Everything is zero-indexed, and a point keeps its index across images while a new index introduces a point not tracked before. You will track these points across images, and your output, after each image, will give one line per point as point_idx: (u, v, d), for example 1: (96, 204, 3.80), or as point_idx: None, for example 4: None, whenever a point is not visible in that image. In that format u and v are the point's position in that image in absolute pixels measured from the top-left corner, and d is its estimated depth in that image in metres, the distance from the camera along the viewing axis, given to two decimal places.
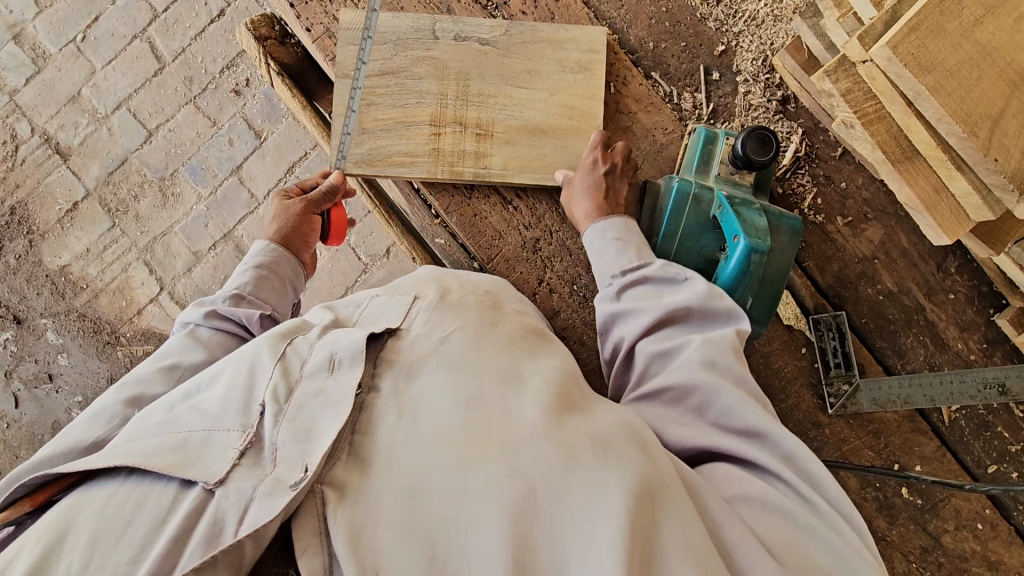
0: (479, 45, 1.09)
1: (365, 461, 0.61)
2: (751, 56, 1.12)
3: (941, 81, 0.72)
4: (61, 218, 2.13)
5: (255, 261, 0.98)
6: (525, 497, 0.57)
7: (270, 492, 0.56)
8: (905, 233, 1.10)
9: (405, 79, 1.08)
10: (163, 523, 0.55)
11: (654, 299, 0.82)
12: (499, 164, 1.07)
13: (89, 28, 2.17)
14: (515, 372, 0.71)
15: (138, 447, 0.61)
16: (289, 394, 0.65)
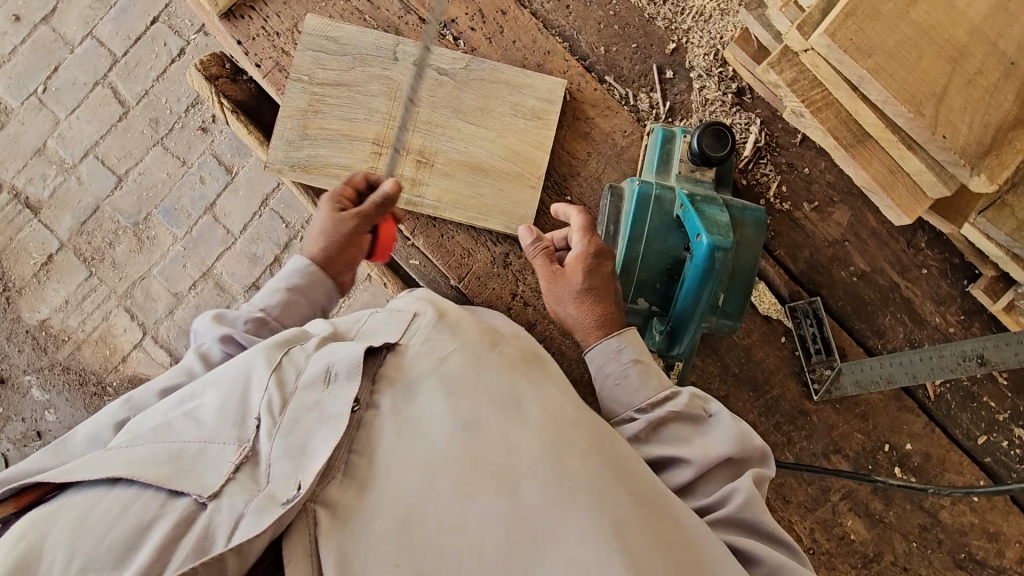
0: (437, 74, 1.08)
1: (360, 480, 0.63)
2: (702, 51, 1.12)
3: (882, 64, 0.72)
4: (37, 272, 2.10)
5: (290, 280, 0.92)
6: (520, 534, 0.59)
7: (262, 508, 0.57)
8: (872, 213, 1.11)
9: (359, 105, 1.07)
10: (149, 529, 0.55)
11: (685, 446, 0.77)
12: (433, 194, 1.07)
13: (49, 79, 2.16)
14: (515, 395, 0.72)
15: (131, 455, 0.62)
16: (284, 406, 0.67)
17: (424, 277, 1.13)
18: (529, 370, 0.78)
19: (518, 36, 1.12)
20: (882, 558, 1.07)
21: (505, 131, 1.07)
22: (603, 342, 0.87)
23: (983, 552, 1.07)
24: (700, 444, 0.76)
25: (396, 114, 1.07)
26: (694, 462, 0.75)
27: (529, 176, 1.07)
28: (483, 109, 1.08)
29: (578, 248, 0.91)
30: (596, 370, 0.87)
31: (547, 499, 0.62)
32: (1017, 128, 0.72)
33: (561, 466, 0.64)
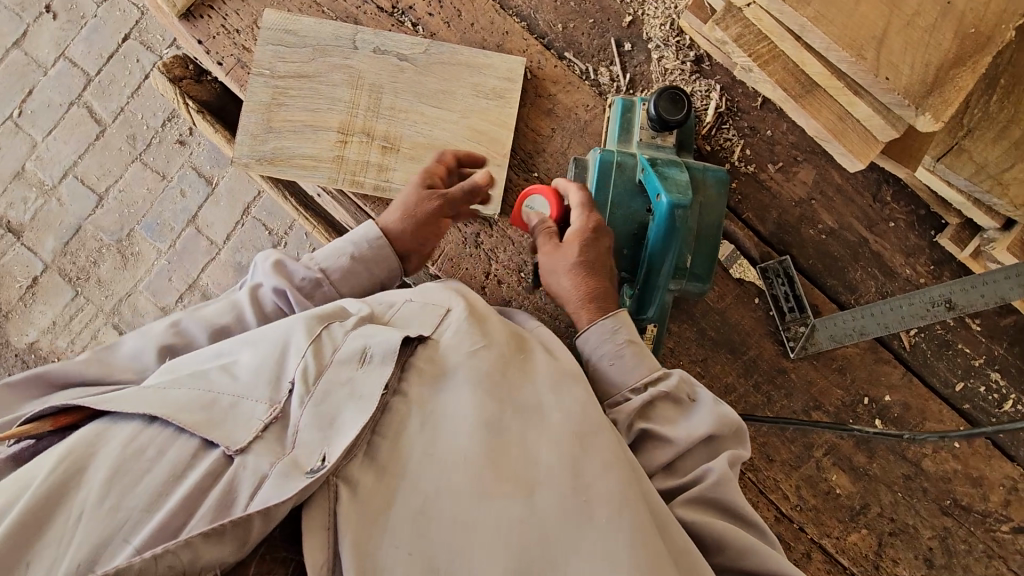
0: (397, 60, 1.09)
1: (382, 463, 0.63)
2: (659, 21, 1.13)
3: (820, 12, 0.73)
4: (24, 295, 2.10)
5: (357, 249, 0.92)
6: (532, 543, 0.59)
7: (288, 474, 0.57)
8: (836, 170, 1.12)
9: (321, 97, 1.08)
10: (181, 477, 0.56)
11: (668, 429, 0.77)
12: (400, 178, 1.07)
13: (25, 103, 2.16)
14: (541, 398, 0.70)
15: (171, 395, 0.62)
16: (319, 376, 0.66)
17: None
18: (565, 364, 0.75)
19: (475, 19, 1.13)
20: (869, 510, 1.08)
21: (469, 112, 1.08)
22: (596, 324, 0.85)
23: (968, 498, 1.08)
24: (682, 428, 0.77)
25: (358, 102, 1.08)
26: (676, 445, 0.75)
27: (495, 155, 1.08)
28: (446, 93, 1.09)
29: (577, 224, 0.88)
30: (586, 348, 0.85)
31: (563, 510, 0.61)
32: (957, 66, 0.73)
33: (581, 475, 0.63)
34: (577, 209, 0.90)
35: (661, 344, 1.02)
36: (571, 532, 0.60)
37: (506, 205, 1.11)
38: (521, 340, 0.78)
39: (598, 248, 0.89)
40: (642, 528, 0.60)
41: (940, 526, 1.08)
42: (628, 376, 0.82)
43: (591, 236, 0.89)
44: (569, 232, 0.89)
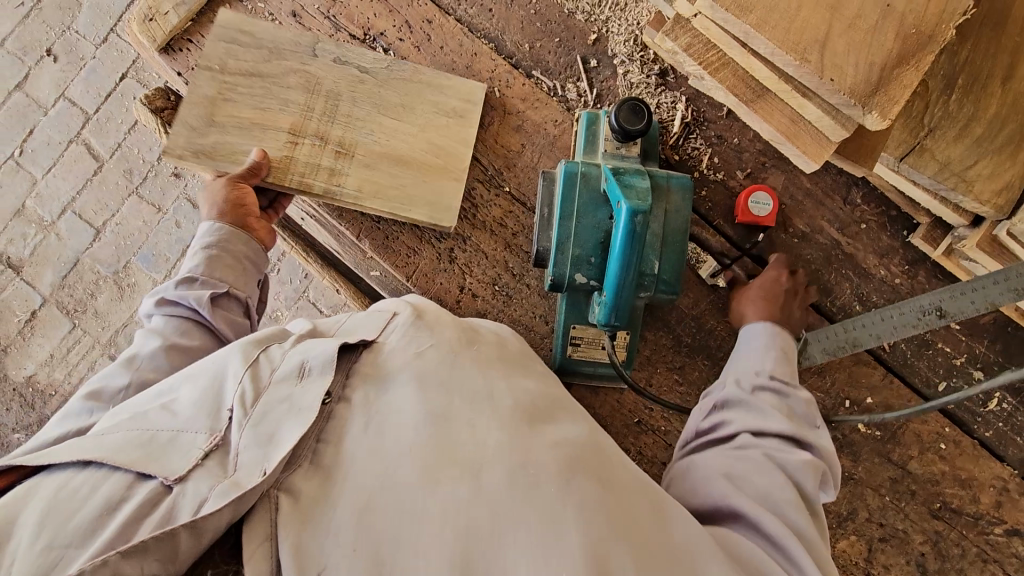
0: (357, 71, 1.11)
1: (327, 469, 0.62)
2: (622, 38, 1.15)
3: (762, 18, 0.76)
4: (22, 329, 2.12)
5: (205, 243, 0.99)
6: (482, 527, 0.57)
7: (225, 492, 0.56)
8: (804, 175, 1.13)
9: (275, 106, 1.08)
10: (114, 510, 0.55)
11: (792, 420, 0.79)
12: (352, 183, 1.07)
13: (26, 141, 2.19)
14: (487, 388, 0.71)
15: (105, 440, 0.61)
16: (258, 398, 0.66)
17: (387, 287, 1.17)
18: (502, 367, 0.76)
19: (445, 42, 1.17)
20: (857, 515, 1.07)
21: (425, 130, 1.10)
22: (761, 324, 0.96)
23: (958, 500, 1.06)
24: (803, 428, 0.78)
25: (313, 106, 1.09)
26: (789, 424, 0.77)
27: (454, 169, 1.10)
28: (411, 114, 1.11)
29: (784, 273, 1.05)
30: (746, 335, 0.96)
31: (514, 490, 0.60)
32: (901, 65, 0.75)
33: (525, 458, 0.63)
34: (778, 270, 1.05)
35: (634, 351, 1.05)
36: (525, 510, 0.59)
37: (477, 219, 1.13)
38: (470, 340, 0.79)
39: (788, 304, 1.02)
40: (591, 501, 0.61)
41: (931, 529, 1.06)
42: (767, 364, 0.90)
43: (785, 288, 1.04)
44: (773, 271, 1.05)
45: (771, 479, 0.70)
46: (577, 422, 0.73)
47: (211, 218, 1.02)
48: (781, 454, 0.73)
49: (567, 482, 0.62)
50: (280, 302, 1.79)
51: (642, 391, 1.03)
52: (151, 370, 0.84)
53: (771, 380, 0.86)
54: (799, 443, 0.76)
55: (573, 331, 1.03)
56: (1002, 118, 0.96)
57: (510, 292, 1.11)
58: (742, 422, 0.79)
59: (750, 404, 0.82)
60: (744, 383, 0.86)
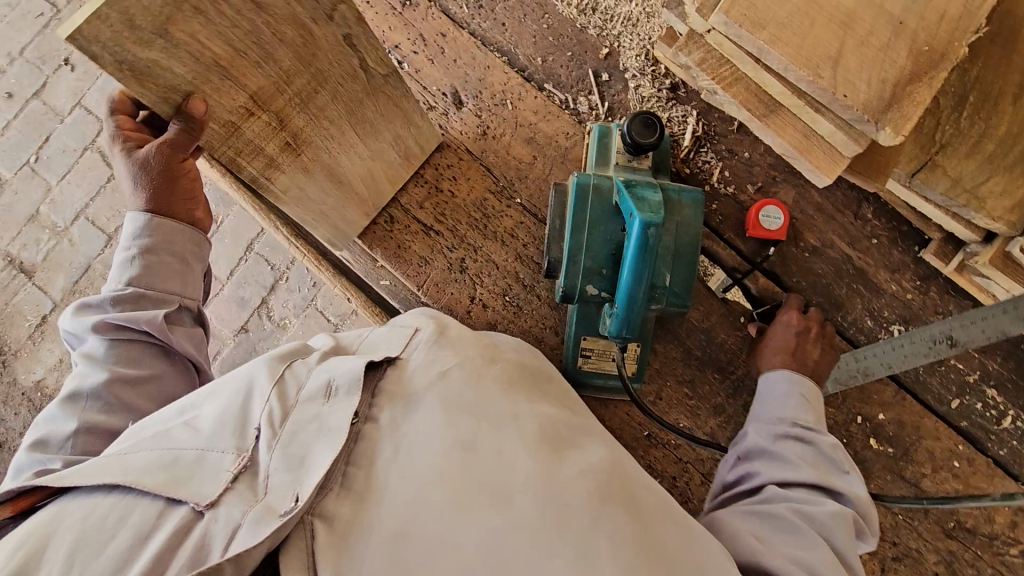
0: (360, 67, 0.82)
1: (359, 493, 0.62)
2: (634, 52, 1.16)
3: (776, 34, 0.77)
4: (31, 335, 2.09)
5: (138, 243, 0.82)
6: (515, 552, 0.57)
7: (259, 518, 0.56)
8: (815, 189, 1.13)
9: (250, 44, 0.66)
10: (147, 539, 0.56)
11: (819, 470, 0.78)
12: (281, 184, 0.85)
13: (41, 147, 2.17)
14: (514, 411, 0.71)
15: (131, 462, 0.62)
16: (285, 418, 0.66)
17: (397, 297, 1.18)
18: (523, 391, 0.77)
19: (458, 56, 1.18)
20: None
21: (376, 153, 1.00)
22: (783, 370, 0.97)
23: (973, 520, 1.05)
24: (830, 476, 0.76)
25: (292, 79, 0.74)
26: (815, 474, 0.75)
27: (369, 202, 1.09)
28: (375, 133, 0.95)
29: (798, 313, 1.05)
30: (766, 387, 0.96)
31: (544, 519, 0.60)
32: (914, 81, 0.75)
33: (554, 484, 0.63)
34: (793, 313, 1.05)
35: (645, 364, 1.04)
36: (554, 538, 0.58)
37: (489, 229, 1.13)
38: (492, 361, 0.80)
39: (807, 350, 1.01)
40: (621, 531, 0.61)
41: (944, 549, 1.04)
42: (789, 411, 0.89)
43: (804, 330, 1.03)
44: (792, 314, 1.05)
45: (801, 536, 0.67)
46: (599, 448, 0.74)
47: (143, 209, 0.81)
48: (806, 505, 0.71)
49: (596, 513, 0.62)
50: (289, 310, 1.80)
51: (646, 408, 1.01)
52: (99, 411, 0.78)
53: (793, 429, 0.85)
54: (827, 493, 0.74)
55: (584, 343, 1.03)
56: (1014, 135, 0.95)
57: (521, 302, 1.11)
58: (765, 472, 0.78)
59: (774, 454, 0.81)
60: (764, 434, 0.86)
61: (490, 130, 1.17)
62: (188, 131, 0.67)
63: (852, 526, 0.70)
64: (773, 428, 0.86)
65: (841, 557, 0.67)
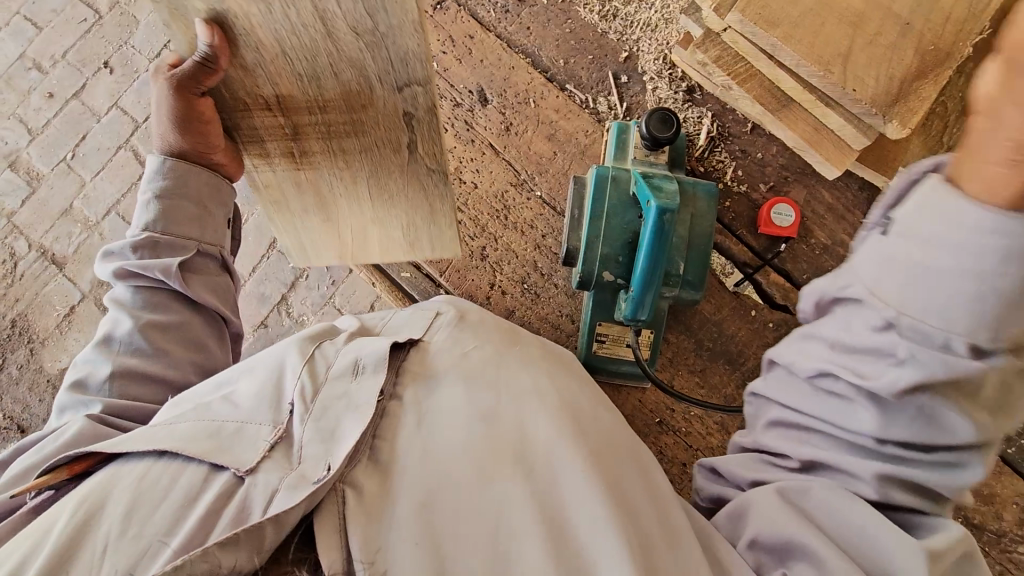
0: (408, 148, 0.85)
1: (385, 466, 0.59)
2: (652, 56, 1.21)
3: (789, 32, 0.82)
4: (60, 322, 1.64)
5: (155, 185, 0.84)
6: (544, 526, 0.56)
7: (295, 485, 0.55)
8: (825, 190, 1.16)
9: (302, 56, 0.70)
10: (193, 502, 0.54)
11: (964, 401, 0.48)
12: (265, 181, 0.95)
13: (78, 145, 1.74)
14: (535, 387, 0.67)
15: (177, 429, 0.61)
16: (317, 393, 0.64)
17: (417, 288, 1.24)
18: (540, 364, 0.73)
19: (485, 56, 1.24)
20: None
21: (379, 218, 1.06)
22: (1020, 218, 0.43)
23: (980, 516, 1.06)
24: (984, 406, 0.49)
25: (327, 109, 0.79)
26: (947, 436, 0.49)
27: (357, 252, 1.18)
28: (386, 201, 1.00)
29: None
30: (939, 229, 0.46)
31: (569, 496, 0.58)
32: (920, 78, 0.81)
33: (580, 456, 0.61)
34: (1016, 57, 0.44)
35: (658, 350, 1.08)
36: (580, 514, 0.57)
37: (509, 220, 1.19)
38: (513, 339, 0.76)
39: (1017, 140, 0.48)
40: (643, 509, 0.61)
41: None
42: (973, 323, 0.45)
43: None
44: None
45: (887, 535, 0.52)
46: (615, 422, 0.71)
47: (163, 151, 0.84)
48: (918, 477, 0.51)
49: (620, 496, 0.60)
50: (308, 306, 1.65)
51: (664, 389, 1.05)
52: (130, 355, 0.78)
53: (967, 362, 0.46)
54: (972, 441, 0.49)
55: (600, 328, 1.07)
56: None
57: (537, 291, 1.16)
58: (877, 420, 0.51)
59: (903, 403, 0.50)
60: (908, 367, 0.48)
61: (513, 126, 1.22)
62: (205, 65, 0.70)
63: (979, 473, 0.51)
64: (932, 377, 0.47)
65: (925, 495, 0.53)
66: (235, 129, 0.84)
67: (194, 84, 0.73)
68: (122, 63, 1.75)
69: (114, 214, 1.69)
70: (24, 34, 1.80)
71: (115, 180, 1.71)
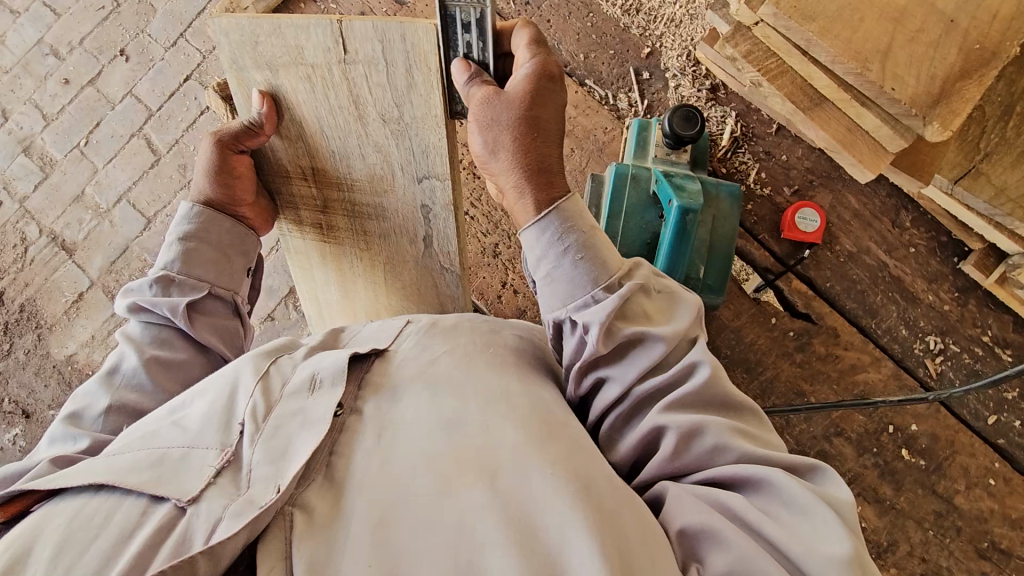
0: (426, 237, 0.90)
1: (341, 484, 0.49)
2: (676, 53, 1.17)
3: (825, 26, 0.78)
4: (68, 309, 1.62)
5: (182, 229, 0.78)
6: (512, 536, 0.45)
7: (240, 512, 0.45)
8: (852, 196, 1.11)
9: (336, 135, 0.80)
10: (127, 542, 0.44)
11: (635, 326, 0.59)
12: (292, 259, 0.99)
13: (92, 132, 1.72)
14: (503, 388, 0.57)
15: (117, 460, 0.50)
16: (269, 413, 0.54)
17: None
18: (515, 367, 0.62)
19: None
20: (898, 547, 1.03)
21: (393, 310, 1.02)
22: (556, 222, 0.63)
23: (1007, 541, 1.01)
24: (664, 321, 0.60)
25: (353, 188, 0.86)
26: (650, 359, 0.57)
27: None
28: (403, 295, 0.99)
29: (517, 84, 0.65)
30: (542, 249, 0.63)
31: (540, 507, 0.47)
32: (963, 79, 0.76)
33: (553, 455, 0.50)
34: (528, 95, 0.64)
35: None
36: (553, 524, 0.46)
37: None
38: (488, 340, 0.65)
39: (557, 149, 0.67)
40: (635, 517, 0.48)
41: (977, 570, 1.01)
42: (593, 275, 0.61)
43: (541, 86, 0.65)
44: (516, 80, 0.65)
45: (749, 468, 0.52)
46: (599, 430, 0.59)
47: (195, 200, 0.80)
48: (673, 394, 0.56)
49: (604, 509, 0.47)
50: None
51: None
52: (131, 392, 0.70)
53: (609, 300, 0.59)
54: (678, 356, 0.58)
55: None
56: None
57: None
58: (620, 386, 0.58)
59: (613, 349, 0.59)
60: (590, 327, 0.59)
61: None
62: (255, 129, 0.78)
63: (727, 379, 0.57)
64: (602, 320, 0.58)
65: (737, 429, 0.55)
66: (277, 197, 0.89)
67: (239, 143, 0.78)
68: (137, 51, 1.73)
69: (125, 202, 1.67)
70: (43, 20, 1.79)
71: (128, 167, 1.69)
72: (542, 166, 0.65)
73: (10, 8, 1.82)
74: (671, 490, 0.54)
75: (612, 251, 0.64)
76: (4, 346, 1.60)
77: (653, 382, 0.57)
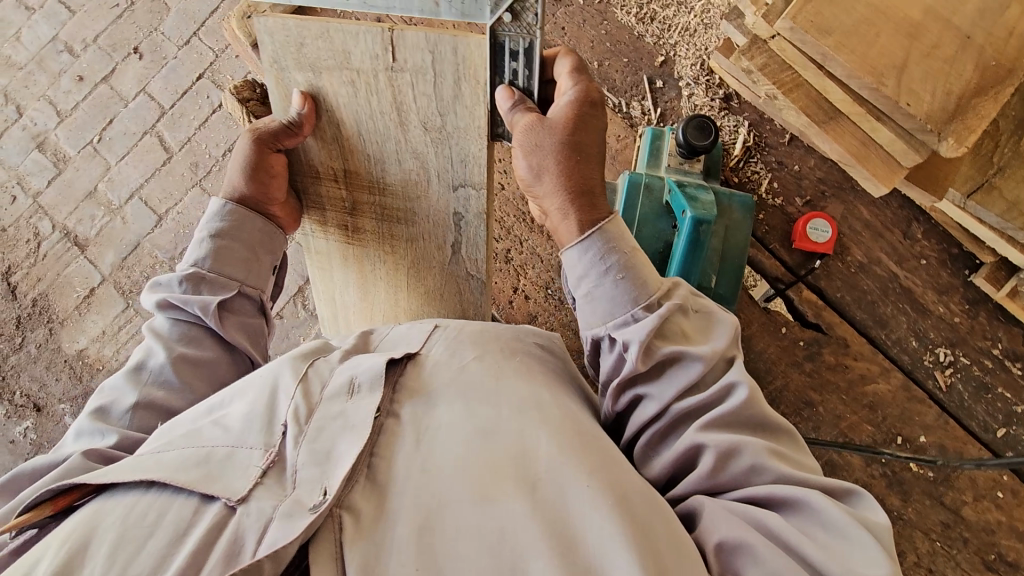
0: (452, 245, 0.91)
1: (382, 487, 0.51)
2: (689, 62, 1.18)
3: (842, 40, 0.79)
4: (79, 304, 1.64)
5: (213, 226, 0.79)
6: (553, 545, 0.46)
7: (290, 513, 0.46)
8: (864, 207, 1.12)
9: (374, 139, 0.82)
10: (182, 540, 0.45)
11: (673, 344, 0.60)
12: (315, 257, 0.99)
13: (105, 129, 1.74)
14: (535, 398, 0.58)
15: (163, 458, 0.51)
16: (311, 415, 0.55)
17: None
18: (544, 375, 0.63)
19: None
20: (905, 557, 1.03)
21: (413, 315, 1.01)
22: (598, 240, 0.65)
23: (1014, 553, 1.02)
24: (701, 340, 0.61)
25: (385, 192, 0.88)
26: (687, 377, 0.58)
27: None
28: (423, 300, 0.99)
29: (560, 110, 0.68)
30: (585, 266, 0.65)
31: (579, 519, 0.48)
32: (979, 95, 0.77)
33: (588, 466, 0.51)
34: (570, 120, 0.67)
35: None
36: (592, 535, 0.47)
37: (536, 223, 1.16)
38: (516, 348, 0.66)
39: (599, 171, 0.70)
40: (668, 527, 0.50)
41: None
42: (634, 294, 0.62)
43: (584, 112, 0.68)
44: (558, 107, 0.68)
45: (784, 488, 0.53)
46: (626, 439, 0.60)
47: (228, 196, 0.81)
48: (711, 412, 0.57)
49: (639, 521, 0.48)
50: None
51: None
52: (159, 388, 0.71)
53: (648, 319, 0.60)
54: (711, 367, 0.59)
55: None
56: None
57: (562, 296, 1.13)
58: (659, 404, 0.59)
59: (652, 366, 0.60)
60: (629, 345, 0.60)
61: None
62: (291, 128, 0.79)
63: (761, 399, 0.58)
64: (642, 338, 0.59)
65: (771, 448, 0.56)
66: (304, 195, 0.89)
67: (274, 142, 0.79)
68: (151, 49, 1.75)
69: (137, 200, 1.69)
70: (58, 17, 1.81)
71: (140, 165, 1.71)
72: (585, 187, 0.67)
73: (25, 5, 1.84)
74: (705, 504, 0.54)
75: (652, 269, 0.65)
76: (17, 340, 1.62)
77: (690, 402, 0.58)
